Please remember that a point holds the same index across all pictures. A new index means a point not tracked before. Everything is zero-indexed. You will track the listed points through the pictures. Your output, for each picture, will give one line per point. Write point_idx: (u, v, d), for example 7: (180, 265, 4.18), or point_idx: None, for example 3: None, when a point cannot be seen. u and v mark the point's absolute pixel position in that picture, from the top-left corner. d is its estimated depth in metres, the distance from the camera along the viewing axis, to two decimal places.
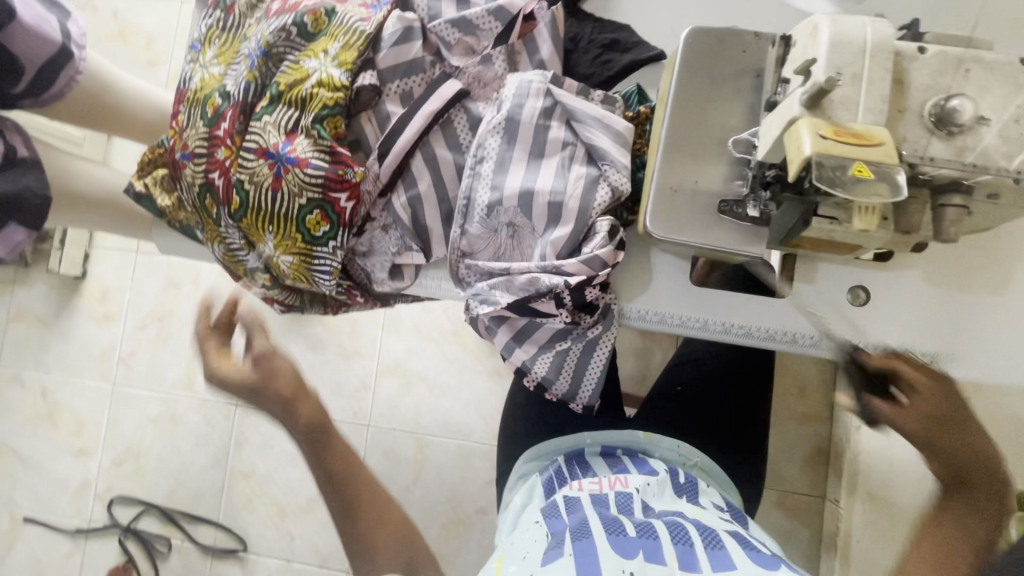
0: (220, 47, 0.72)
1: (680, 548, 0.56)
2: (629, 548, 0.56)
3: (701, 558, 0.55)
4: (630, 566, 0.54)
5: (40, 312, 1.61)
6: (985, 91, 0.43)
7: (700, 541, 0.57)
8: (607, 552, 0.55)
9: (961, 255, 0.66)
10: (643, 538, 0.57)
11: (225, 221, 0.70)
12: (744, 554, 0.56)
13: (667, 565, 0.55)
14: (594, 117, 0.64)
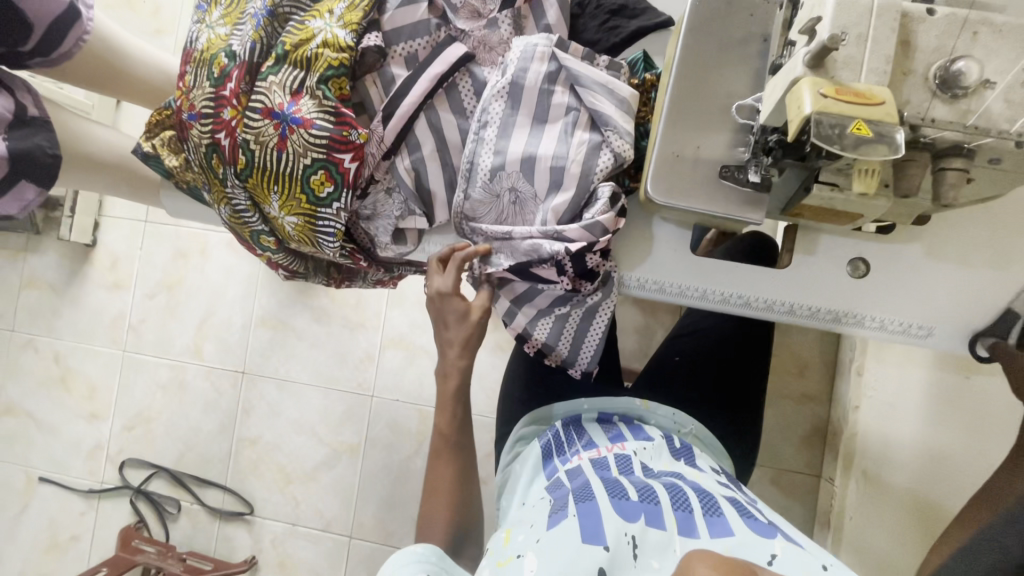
0: (225, 8, 0.71)
1: (680, 514, 0.57)
2: (631, 512, 0.56)
3: (700, 524, 0.56)
4: (632, 529, 0.54)
5: (52, 279, 1.64)
6: (992, 54, 0.43)
7: (699, 508, 0.58)
8: (610, 515, 0.55)
9: (963, 228, 0.65)
10: (644, 501, 0.58)
11: (231, 182, 0.70)
12: (742, 522, 0.56)
13: (668, 529, 0.55)
14: (598, 82, 0.63)
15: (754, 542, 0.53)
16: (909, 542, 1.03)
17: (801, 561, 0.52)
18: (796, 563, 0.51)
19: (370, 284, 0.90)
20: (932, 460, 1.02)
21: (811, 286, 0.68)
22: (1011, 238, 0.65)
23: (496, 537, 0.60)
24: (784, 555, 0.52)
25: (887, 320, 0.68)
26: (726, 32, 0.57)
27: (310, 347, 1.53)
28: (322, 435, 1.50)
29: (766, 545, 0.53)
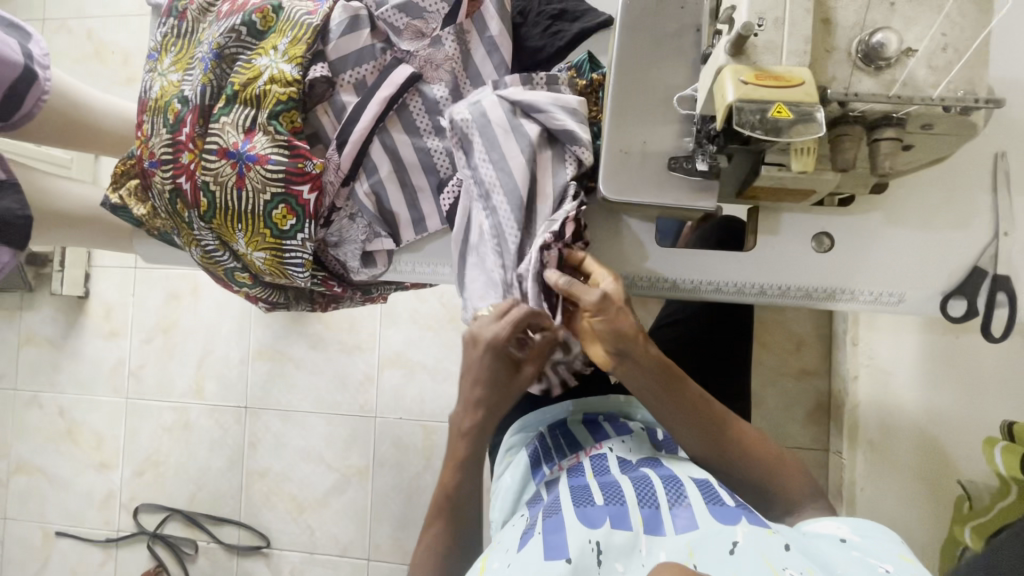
0: (176, 54, 0.73)
1: (646, 511, 0.57)
2: (594, 518, 0.56)
3: (666, 519, 0.56)
4: (596, 536, 0.55)
5: (50, 335, 1.65)
6: (911, 24, 0.43)
7: (665, 501, 0.58)
8: (573, 525, 0.56)
9: (923, 191, 0.66)
10: (609, 504, 0.58)
11: (197, 224, 0.71)
12: (708, 509, 0.56)
13: (633, 530, 0.56)
14: (550, 102, 0.63)
15: (717, 532, 0.54)
16: (921, 504, 1.02)
17: (763, 543, 0.52)
18: (756, 549, 0.52)
19: (360, 302, 0.89)
20: (931, 423, 1.02)
21: (777, 265, 0.69)
22: (972, 196, 0.65)
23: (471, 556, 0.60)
24: (745, 542, 0.52)
25: (858, 291, 0.68)
26: (660, 26, 0.57)
27: (309, 375, 1.53)
28: (330, 461, 1.50)
29: (727, 535, 0.53)
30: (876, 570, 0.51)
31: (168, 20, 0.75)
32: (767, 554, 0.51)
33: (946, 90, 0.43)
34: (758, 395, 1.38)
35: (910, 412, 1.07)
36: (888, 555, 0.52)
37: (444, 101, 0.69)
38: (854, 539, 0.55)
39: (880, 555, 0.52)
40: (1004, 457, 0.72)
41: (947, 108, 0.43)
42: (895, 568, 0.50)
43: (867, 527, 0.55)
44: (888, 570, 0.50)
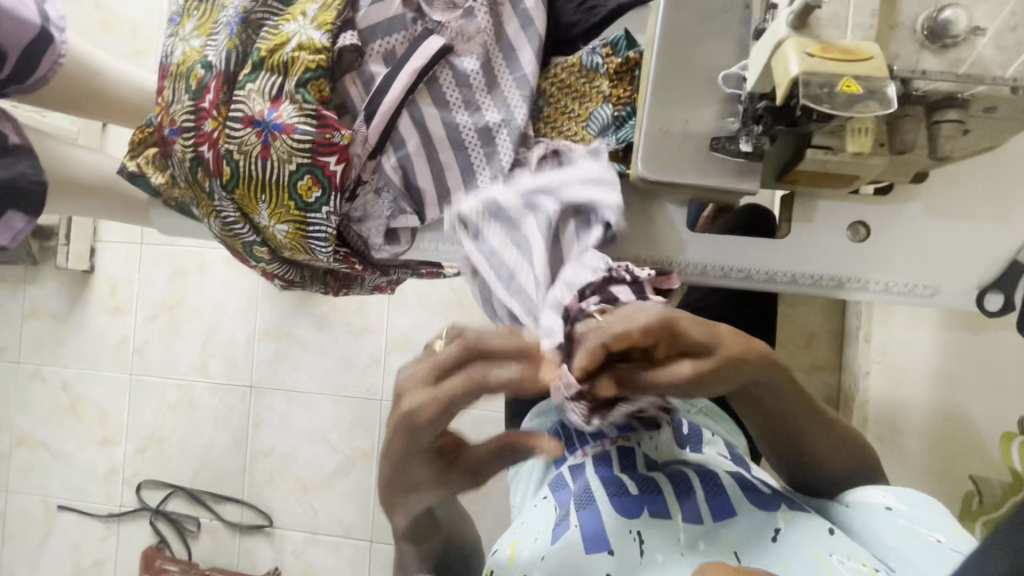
0: (198, 18, 0.71)
1: (683, 501, 0.59)
2: (635, 508, 0.59)
3: (703, 510, 0.59)
4: (636, 525, 0.58)
5: (54, 309, 1.64)
6: (980, 0, 0.41)
7: (702, 491, 0.60)
8: (614, 517, 0.59)
9: (963, 183, 0.64)
10: (645, 493, 0.60)
11: (218, 194, 0.69)
12: (744, 499, 0.60)
13: (672, 518, 0.59)
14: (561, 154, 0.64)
15: (757, 521, 0.58)
16: None
17: (805, 530, 0.57)
18: (799, 536, 0.56)
19: (369, 290, 0.89)
20: (947, 421, 1.01)
21: (809, 254, 0.67)
22: (1013, 189, 0.63)
23: (499, 545, 0.62)
24: (787, 529, 0.57)
25: (892, 282, 0.67)
26: (708, 1, 0.56)
27: (316, 356, 1.52)
28: (335, 443, 1.50)
29: (766, 527, 0.57)
30: (928, 539, 0.55)
31: None
32: (811, 541, 0.56)
33: (1017, 70, 0.41)
34: None
35: (924, 409, 1.07)
36: (938, 526, 0.56)
37: (475, 74, 0.67)
38: (900, 508, 0.58)
39: (929, 525, 0.56)
40: (1022, 450, 0.71)
41: (1015, 89, 0.41)
42: (947, 539, 0.54)
43: (911, 497, 0.59)
44: (938, 540, 0.54)
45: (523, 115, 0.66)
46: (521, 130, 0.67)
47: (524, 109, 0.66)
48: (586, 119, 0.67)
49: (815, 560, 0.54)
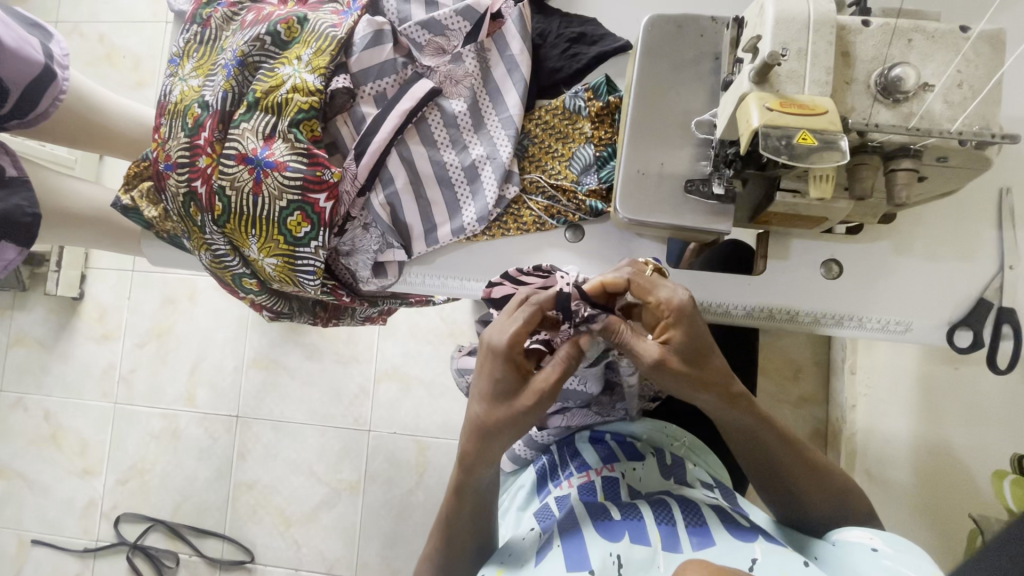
0: (198, 60, 0.74)
1: (663, 527, 0.58)
2: (615, 532, 0.58)
3: (683, 537, 0.57)
4: (617, 549, 0.56)
5: (41, 336, 1.63)
6: (927, 60, 0.45)
7: (682, 519, 0.59)
8: (594, 539, 0.57)
9: (929, 223, 0.67)
10: (627, 519, 0.59)
11: (210, 228, 0.71)
12: (724, 527, 0.58)
13: (652, 545, 0.57)
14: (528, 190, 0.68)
15: (734, 548, 0.56)
16: (917, 534, 1.01)
17: (782, 559, 0.54)
18: (777, 560, 0.54)
19: (359, 321, 0.89)
20: (930, 455, 1.02)
21: (786, 292, 0.70)
22: (976, 230, 0.66)
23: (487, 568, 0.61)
24: (765, 558, 0.54)
25: (867, 318, 0.69)
26: (679, 53, 0.59)
27: (304, 385, 1.52)
28: (321, 474, 1.47)
29: (745, 552, 0.55)
30: None
31: (192, 27, 0.76)
32: (787, 568, 0.53)
33: (963, 124, 0.44)
34: None
35: (908, 443, 1.08)
36: (920, 565, 0.54)
37: (462, 115, 0.70)
38: (886, 550, 0.57)
39: (912, 566, 0.55)
40: (1013, 489, 0.72)
41: (963, 141, 0.44)
42: None
43: (899, 540, 0.57)
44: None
45: (507, 153, 0.69)
46: (505, 166, 0.69)
47: (509, 148, 0.69)
48: (569, 159, 0.71)
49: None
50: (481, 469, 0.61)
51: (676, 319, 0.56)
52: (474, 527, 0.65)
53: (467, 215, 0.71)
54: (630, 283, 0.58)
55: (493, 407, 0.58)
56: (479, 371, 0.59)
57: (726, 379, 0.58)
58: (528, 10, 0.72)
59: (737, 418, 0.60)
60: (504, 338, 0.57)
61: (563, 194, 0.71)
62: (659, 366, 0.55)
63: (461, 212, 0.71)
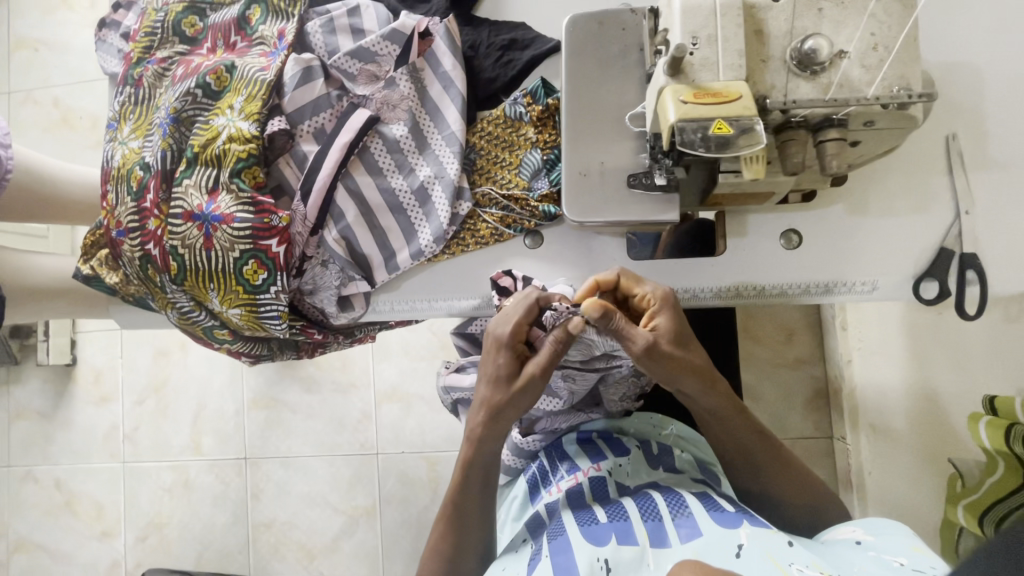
0: (135, 121, 0.74)
1: (650, 525, 0.58)
2: (601, 535, 0.57)
3: (670, 530, 0.57)
4: (604, 553, 0.56)
5: (40, 407, 1.63)
6: (840, 27, 0.45)
7: (668, 512, 0.59)
8: (580, 544, 0.57)
9: (880, 179, 0.67)
10: (613, 521, 0.59)
11: (170, 287, 0.71)
12: (709, 515, 0.57)
13: (639, 544, 0.56)
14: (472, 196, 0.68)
15: (722, 536, 0.55)
16: (924, 482, 1.01)
17: (767, 542, 0.53)
18: (763, 544, 0.53)
19: (348, 346, 0.86)
20: (926, 402, 1.02)
21: (748, 268, 0.70)
22: (928, 180, 0.67)
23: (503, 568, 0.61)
24: (750, 543, 0.53)
25: (833, 283, 0.69)
26: (603, 49, 0.59)
27: (307, 418, 1.52)
28: (336, 504, 1.48)
29: (730, 540, 0.54)
30: (892, 564, 0.52)
31: (125, 88, 0.75)
32: (773, 551, 0.52)
33: (879, 89, 0.44)
34: (755, 388, 1.36)
35: (904, 392, 1.08)
36: (903, 550, 0.53)
37: (405, 139, 0.70)
38: (869, 541, 0.56)
39: (895, 552, 0.53)
40: (988, 431, 0.71)
41: (884, 105, 0.44)
42: (910, 561, 0.52)
43: (880, 529, 0.57)
44: (904, 564, 0.52)
45: (455, 170, 0.69)
46: (455, 184, 0.69)
47: (455, 164, 0.69)
48: (518, 166, 0.71)
49: (775, 569, 0.50)
50: (492, 443, 0.63)
51: (661, 307, 0.59)
52: (478, 519, 0.65)
53: (423, 237, 0.70)
54: (619, 279, 0.62)
55: (497, 389, 0.61)
56: (484, 360, 0.63)
57: (705, 360, 0.60)
58: (455, 24, 0.72)
59: (716, 403, 0.61)
60: (503, 328, 0.61)
61: (517, 203, 0.70)
62: (652, 347, 0.56)
63: (415, 230, 0.71)
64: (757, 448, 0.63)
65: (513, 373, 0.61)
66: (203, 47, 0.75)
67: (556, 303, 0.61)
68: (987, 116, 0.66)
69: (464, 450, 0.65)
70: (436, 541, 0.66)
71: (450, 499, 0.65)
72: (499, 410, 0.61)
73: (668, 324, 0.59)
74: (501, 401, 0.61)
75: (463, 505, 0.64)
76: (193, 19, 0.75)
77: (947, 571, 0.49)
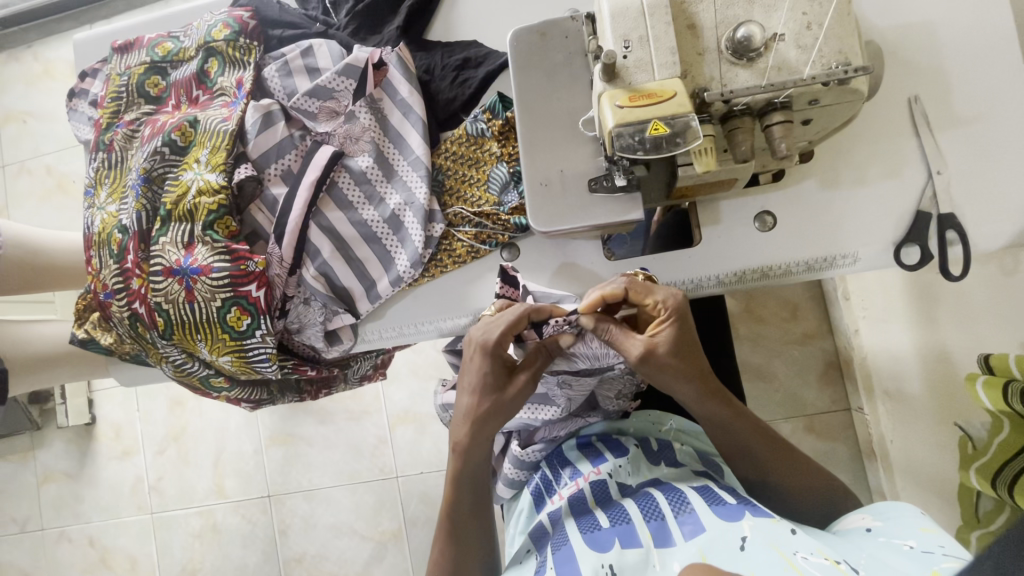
0: (111, 185, 0.75)
1: (653, 525, 0.59)
2: (604, 542, 0.58)
3: (673, 529, 0.58)
4: (609, 559, 0.56)
5: (66, 468, 1.65)
6: (771, 12, 0.45)
7: (670, 510, 0.59)
8: (584, 553, 0.57)
9: (848, 150, 0.67)
10: (616, 525, 0.60)
11: (161, 343, 0.73)
12: (711, 510, 0.57)
13: (643, 546, 0.57)
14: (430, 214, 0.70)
15: (724, 530, 0.55)
16: (944, 445, 0.99)
17: (770, 533, 0.53)
18: (766, 536, 0.53)
19: (352, 378, 0.86)
20: (935, 364, 1.00)
21: (727, 254, 0.69)
22: (898, 144, 0.66)
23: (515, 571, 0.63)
24: (754, 535, 0.53)
25: (816, 259, 0.68)
26: (550, 58, 0.59)
27: (324, 450, 1.53)
28: (363, 531, 1.48)
29: (733, 534, 0.54)
30: (901, 548, 0.51)
31: (98, 154, 0.77)
32: (776, 541, 0.52)
33: (816, 69, 0.44)
34: (768, 367, 1.33)
35: (913, 356, 1.06)
36: (911, 533, 0.53)
37: (371, 170, 0.71)
38: (878, 527, 0.55)
39: (904, 535, 0.53)
40: (987, 392, 0.70)
41: (823, 83, 0.44)
42: (919, 542, 0.51)
43: (889, 512, 0.56)
44: (913, 547, 0.51)
45: (424, 195, 0.70)
46: (425, 208, 0.70)
47: (424, 189, 0.70)
48: (486, 182, 0.71)
49: (779, 559, 0.50)
50: (479, 452, 0.63)
51: (670, 317, 0.58)
52: (478, 523, 0.66)
53: (400, 263, 0.71)
54: (628, 291, 0.59)
55: (484, 398, 0.62)
56: (468, 369, 0.63)
57: (702, 373, 0.60)
58: (407, 51, 0.73)
59: (713, 412, 0.62)
60: (487, 338, 0.61)
61: (488, 219, 0.70)
62: (645, 361, 0.58)
63: (392, 255, 0.71)
64: (754, 438, 0.63)
65: (498, 382, 0.62)
66: (168, 105, 0.77)
67: (555, 317, 0.62)
68: (949, 74, 0.65)
69: (452, 461, 0.65)
70: (438, 551, 0.65)
71: (446, 510, 0.65)
72: (486, 419, 0.62)
73: (670, 334, 0.58)
74: (487, 411, 0.62)
75: (457, 512, 0.65)
76: (155, 79, 0.77)
77: (956, 549, 0.49)
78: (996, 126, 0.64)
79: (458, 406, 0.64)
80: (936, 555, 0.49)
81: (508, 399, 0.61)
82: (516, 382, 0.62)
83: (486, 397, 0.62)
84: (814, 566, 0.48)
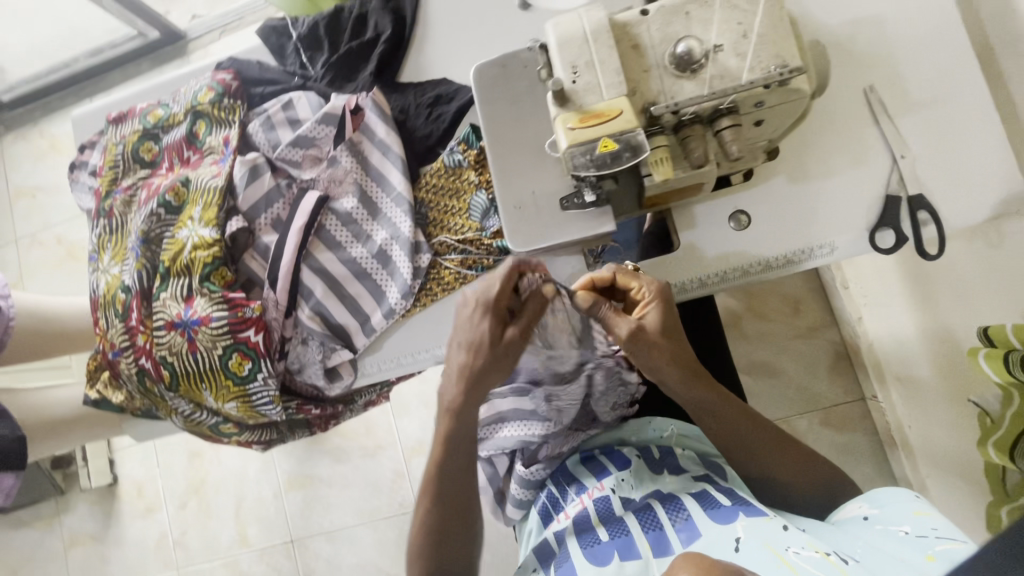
0: (113, 249, 0.79)
1: (651, 535, 0.61)
2: (604, 556, 0.61)
3: (671, 537, 0.60)
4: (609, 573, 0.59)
5: (92, 530, 1.67)
6: (708, 24, 0.47)
7: (667, 518, 0.62)
8: (585, 568, 0.61)
9: (813, 144, 0.69)
10: (615, 538, 0.62)
11: (169, 395, 0.76)
12: (706, 514, 0.60)
13: (642, 556, 0.60)
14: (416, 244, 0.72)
15: (719, 534, 0.57)
16: (960, 425, 0.98)
17: (762, 531, 0.55)
18: (756, 534, 0.55)
19: (360, 409, 0.86)
20: (939, 344, 0.99)
21: (708, 255, 0.71)
22: (860, 133, 0.68)
23: None
24: (747, 536, 0.55)
25: (794, 253, 0.69)
26: (512, 88, 0.62)
27: (343, 489, 1.53)
28: (387, 568, 1.47)
29: (726, 536, 0.56)
30: (897, 534, 0.52)
31: (99, 221, 0.81)
32: (768, 538, 0.54)
33: (755, 74, 0.46)
34: (776, 364, 1.32)
35: (917, 339, 1.05)
36: (906, 516, 0.53)
37: (356, 210, 0.74)
38: (875, 514, 0.55)
39: (900, 521, 0.53)
40: (991, 364, 0.70)
41: (765, 85, 0.46)
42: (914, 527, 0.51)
43: (883, 499, 0.56)
44: (908, 532, 0.51)
45: (408, 227, 0.72)
46: (410, 240, 0.72)
47: (408, 223, 0.73)
48: (467, 210, 0.73)
49: (772, 556, 0.52)
50: (469, 422, 0.66)
51: (654, 300, 0.61)
52: (461, 520, 0.68)
53: (391, 295, 0.73)
54: (616, 276, 0.62)
55: (478, 353, 0.63)
56: (464, 325, 0.64)
57: (687, 356, 0.63)
58: (381, 95, 0.77)
59: (700, 398, 0.63)
60: (483, 294, 0.62)
61: (473, 245, 0.73)
62: (633, 340, 0.60)
63: (383, 287, 0.73)
64: (750, 438, 0.64)
65: (491, 338, 0.62)
66: (162, 167, 0.81)
67: (534, 271, 0.63)
68: (900, 62, 0.67)
69: (442, 421, 0.67)
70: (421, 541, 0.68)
71: (429, 498, 0.68)
72: (478, 368, 0.63)
73: (657, 317, 0.61)
74: (480, 365, 0.63)
75: (441, 508, 0.67)
76: (149, 145, 0.82)
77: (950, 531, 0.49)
78: (952, 107, 0.65)
79: (449, 360, 0.65)
80: (930, 538, 0.49)
81: (500, 351, 0.63)
82: (508, 335, 0.62)
83: (479, 353, 0.63)
84: (806, 560, 0.50)
